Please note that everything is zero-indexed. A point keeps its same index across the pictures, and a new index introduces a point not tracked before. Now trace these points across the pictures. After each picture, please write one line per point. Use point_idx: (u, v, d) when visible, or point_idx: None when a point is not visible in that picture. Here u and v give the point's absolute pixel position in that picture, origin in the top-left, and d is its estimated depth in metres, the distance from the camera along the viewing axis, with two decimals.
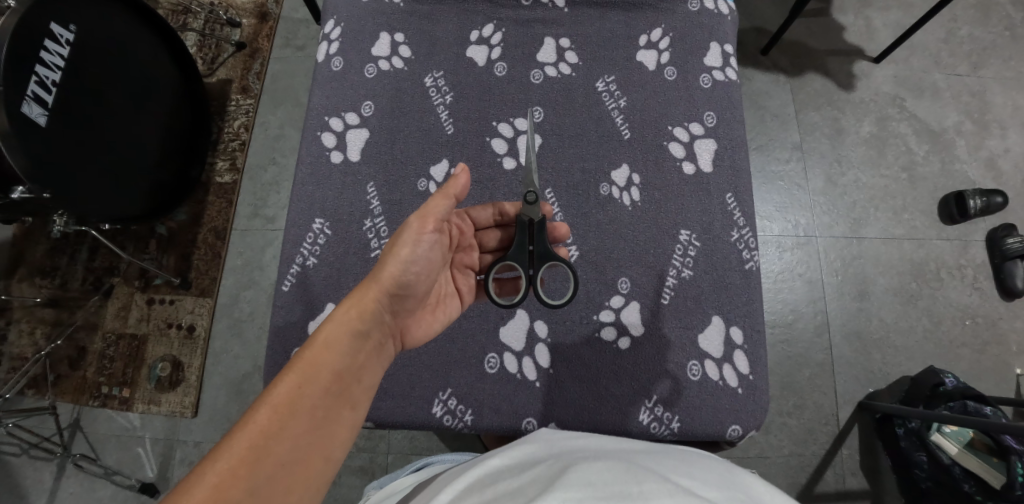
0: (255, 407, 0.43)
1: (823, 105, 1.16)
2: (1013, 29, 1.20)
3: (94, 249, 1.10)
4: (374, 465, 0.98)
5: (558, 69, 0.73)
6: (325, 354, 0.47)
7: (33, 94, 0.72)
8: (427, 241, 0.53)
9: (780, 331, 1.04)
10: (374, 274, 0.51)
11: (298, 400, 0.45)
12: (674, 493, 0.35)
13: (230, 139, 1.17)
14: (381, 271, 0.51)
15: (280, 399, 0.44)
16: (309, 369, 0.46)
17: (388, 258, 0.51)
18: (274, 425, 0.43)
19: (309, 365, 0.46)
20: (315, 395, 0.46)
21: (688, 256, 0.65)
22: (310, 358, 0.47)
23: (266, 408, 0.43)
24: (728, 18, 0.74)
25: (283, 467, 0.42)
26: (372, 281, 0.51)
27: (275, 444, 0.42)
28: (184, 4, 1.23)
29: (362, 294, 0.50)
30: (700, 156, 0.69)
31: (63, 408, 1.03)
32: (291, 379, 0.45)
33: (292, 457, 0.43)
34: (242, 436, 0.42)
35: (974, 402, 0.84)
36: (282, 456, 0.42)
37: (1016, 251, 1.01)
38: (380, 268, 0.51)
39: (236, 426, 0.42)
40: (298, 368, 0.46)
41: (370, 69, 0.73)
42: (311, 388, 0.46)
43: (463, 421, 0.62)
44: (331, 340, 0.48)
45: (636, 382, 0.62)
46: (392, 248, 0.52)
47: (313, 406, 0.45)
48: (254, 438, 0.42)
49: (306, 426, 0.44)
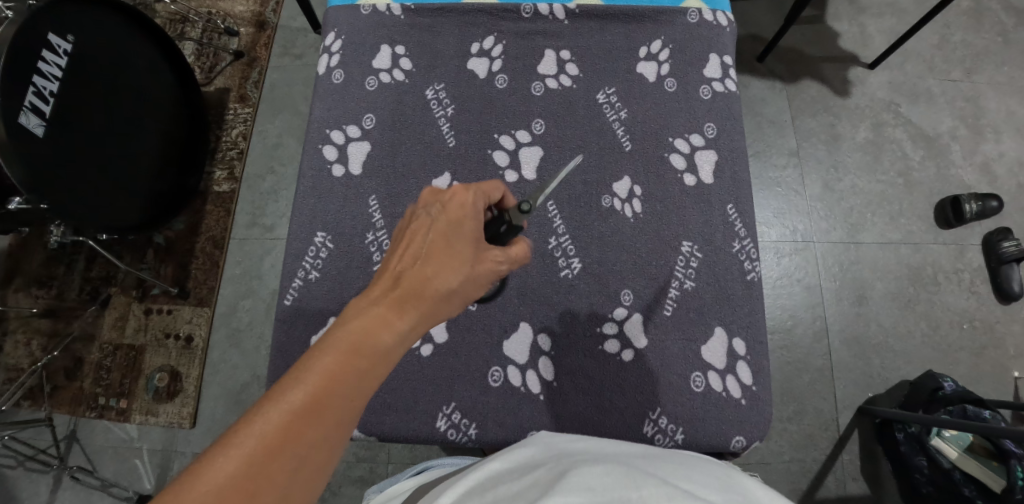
0: (289, 391, 0.33)
1: (820, 111, 1.17)
2: (1005, 35, 1.22)
3: (91, 259, 1.09)
4: (374, 475, 0.98)
5: (559, 81, 0.73)
6: (375, 353, 0.37)
7: (31, 105, 0.72)
8: (504, 258, 0.46)
9: (780, 337, 1.04)
10: (445, 296, 0.42)
11: (329, 401, 0.34)
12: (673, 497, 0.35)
13: (229, 148, 1.17)
14: (454, 293, 0.42)
15: (308, 397, 0.33)
16: (346, 364, 0.35)
17: (462, 274, 0.43)
18: (297, 429, 0.32)
19: (347, 360, 0.35)
20: (355, 399, 0.35)
21: (690, 268, 0.66)
22: (349, 348, 0.36)
23: (290, 406, 0.33)
24: (727, 29, 0.75)
25: (306, 487, 0.32)
26: (445, 305, 0.42)
27: (299, 459, 0.32)
28: (182, 13, 1.23)
29: (432, 316, 0.41)
30: (700, 168, 0.69)
31: (59, 420, 1.02)
32: (322, 374, 0.34)
33: (322, 474, 0.33)
34: (254, 440, 0.31)
35: (974, 406, 0.86)
36: (312, 474, 0.33)
37: (1011, 256, 1.02)
38: (456, 292, 0.42)
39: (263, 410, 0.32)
40: (334, 359, 0.35)
41: (371, 82, 0.73)
42: (351, 390, 0.35)
43: (467, 435, 0.62)
44: (382, 344, 0.37)
45: (641, 394, 0.62)
46: (470, 272, 0.43)
47: (351, 414, 0.35)
48: (275, 444, 0.31)
49: (337, 436, 0.34)
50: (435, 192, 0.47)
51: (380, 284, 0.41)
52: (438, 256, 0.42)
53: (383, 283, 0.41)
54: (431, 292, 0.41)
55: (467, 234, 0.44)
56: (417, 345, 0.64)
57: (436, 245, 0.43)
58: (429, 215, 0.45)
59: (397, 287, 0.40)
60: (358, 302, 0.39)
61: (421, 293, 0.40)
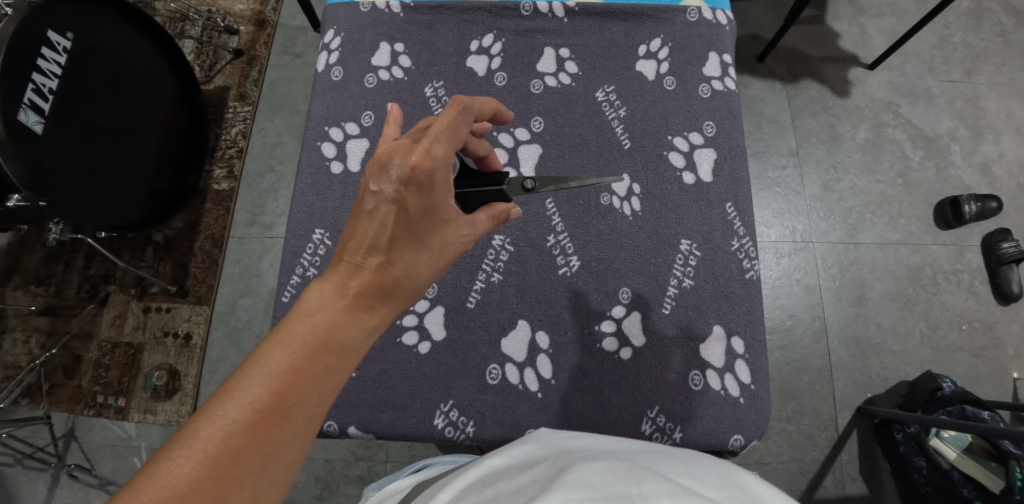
0: (246, 385, 0.30)
1: (820, 111, 1.17)
2: (1005, 35, 1.22)
3: (90, 257, 1.09)
4: (373, 474, 0.98)
5: (558, 79, 0.73)
6: (344, 346, 0.34)
7: (29, 102, 0.71)
8: (470, 233, 0.43)
9: (779, 337, 1.04)
10: (415, 285, 0.39)
11: (293, 401, 0.31)
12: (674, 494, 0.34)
13: (228, 146, 1.17)
14: (424, 279, 0.40)
15: (269, 395, 0.30)
16: (312, 361, 0.32)
17: (431, 258, 0.40)
18: (259, 432, 0.29)
19: (313, 356, 0.33)
20: (323, 395, 0.33)
21: (689, 266, 0.65)
22: (314, 341, 0.33)
23: (250, 405, 0.30)
24: (726, 28, 0.75)
25: (273, 491, 0.30)
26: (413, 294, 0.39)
27: (262, 464, 0.29)
28: (182, 11, 1.23)
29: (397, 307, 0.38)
30: (700, 166, 0.69)
31: (57, 418, 1.02)
32: (285, 370, 0.31)
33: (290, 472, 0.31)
34: (211, 440, 0.28)
35: (972, 407, 0.85)
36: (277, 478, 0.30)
37: (1011, 256, 1.02)
38: (426, 279, 0.40)
39: (218, 405, 0.29)
40: (297, 351, 0.32)
41: (370, 79, 0.73)
42: (318, 385, 0.32)
43: (465, 433, 0.61)
44: (349, 338, 0.35)
45: (639, 393, 0.62)
46: (441, 257, 0.40)
47: (319, 413, 0.33)
48: (235, 449, 0.29)
49: (305, 436, 0.31)
50: (381, 159, 0.37)
51: (338, 274, 0.36)
52: (404, 245, 0.38)
53: (342, 274, 0.36)
54: (399, 285, 0.38)
55: (434, 218, 0.39)
56: (416, 342, 0.64)
57: (399, 232, 0.38)
58: (387, 198, 0.37)
59: (360, 279, 0.36)
60: (316, 291, 0.35)
61: (388, 288, 0.37)
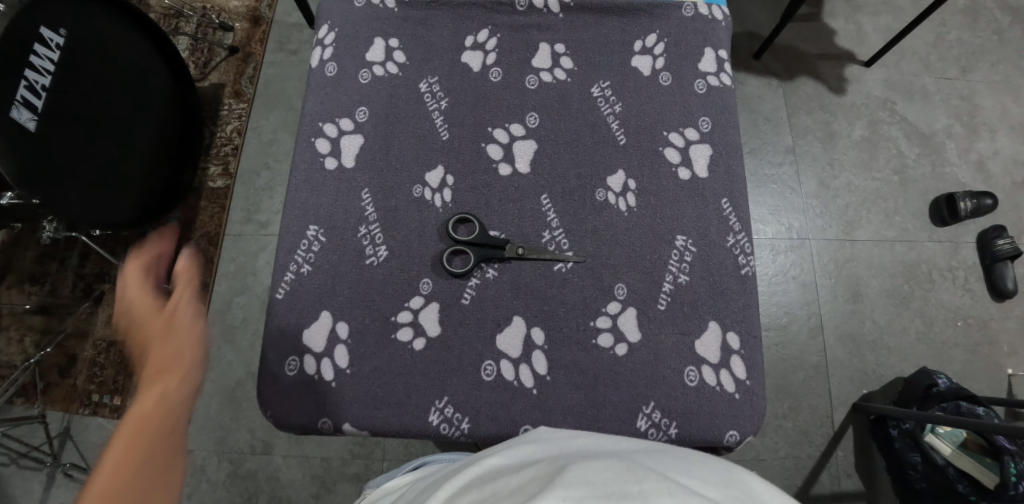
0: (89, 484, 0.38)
1: (816, 108, 1.17)
2: (1000, 33, 1.22)
3: (85, 255, 1.09)
4: (369, 471, 0.98)
5: (553, 75, 0.73)
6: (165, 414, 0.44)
7: (21, 100, 0.70)
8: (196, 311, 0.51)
9: (775, 333, 1.05)
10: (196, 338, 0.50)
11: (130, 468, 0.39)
12: (674, 492, 0.34)
13: (223, 144, 1.16)
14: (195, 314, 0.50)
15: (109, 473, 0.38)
16: (136, 435, 0.41)
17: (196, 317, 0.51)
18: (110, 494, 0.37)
19: (136, 434, 0.42)
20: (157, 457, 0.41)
21: (684, 261, 0.65)
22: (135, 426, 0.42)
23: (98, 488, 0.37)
24: (721, 24, 0.74)
25: None
26: (188, 337, 0.49)
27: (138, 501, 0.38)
28: (176, 8, 1.22)
29: (176, 359, 0.47)
30: (695, 162, 0.69)
31: (52, 417, 1.01)
32: (117, 457, 0.40)
33: None
34: None
35: (967, 403, 0.86)
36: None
37: (1005, 252, 1.03)
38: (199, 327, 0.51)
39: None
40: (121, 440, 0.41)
41: (364, 74, 0.73)
42: (149, 451, 0.41)
43: (460, 429, 0.61)
44: (161, 411, 0.44)
45: (635, 389, 0.62)
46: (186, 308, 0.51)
47: (163, 472, 0.40)
48: None
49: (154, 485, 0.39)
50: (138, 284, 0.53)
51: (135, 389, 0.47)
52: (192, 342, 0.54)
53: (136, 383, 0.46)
54: (160, 323, 0.49)
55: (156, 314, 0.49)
56: (410, 339, 0.63)
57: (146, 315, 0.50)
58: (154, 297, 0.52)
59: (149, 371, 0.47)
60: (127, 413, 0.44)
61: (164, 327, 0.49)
